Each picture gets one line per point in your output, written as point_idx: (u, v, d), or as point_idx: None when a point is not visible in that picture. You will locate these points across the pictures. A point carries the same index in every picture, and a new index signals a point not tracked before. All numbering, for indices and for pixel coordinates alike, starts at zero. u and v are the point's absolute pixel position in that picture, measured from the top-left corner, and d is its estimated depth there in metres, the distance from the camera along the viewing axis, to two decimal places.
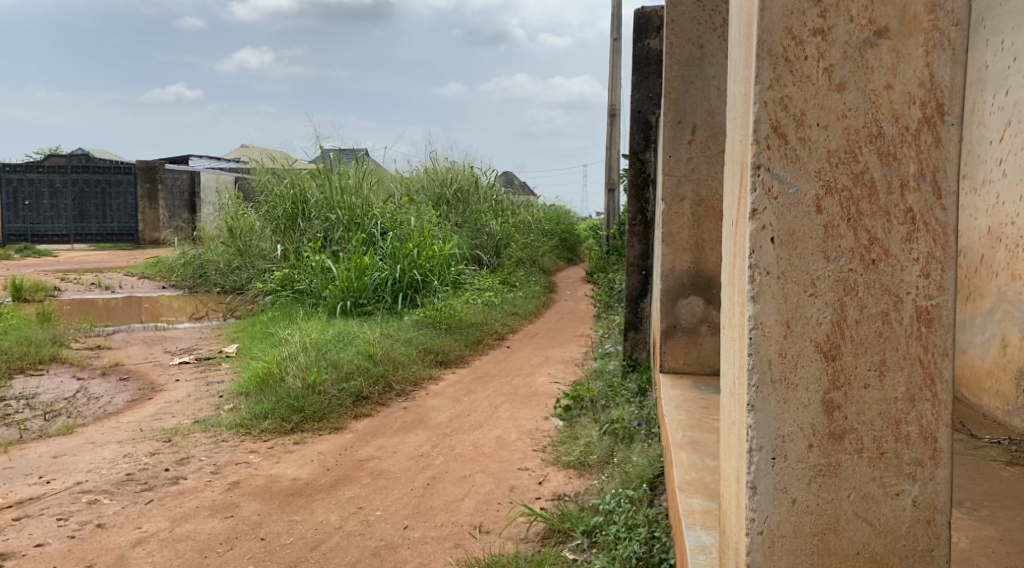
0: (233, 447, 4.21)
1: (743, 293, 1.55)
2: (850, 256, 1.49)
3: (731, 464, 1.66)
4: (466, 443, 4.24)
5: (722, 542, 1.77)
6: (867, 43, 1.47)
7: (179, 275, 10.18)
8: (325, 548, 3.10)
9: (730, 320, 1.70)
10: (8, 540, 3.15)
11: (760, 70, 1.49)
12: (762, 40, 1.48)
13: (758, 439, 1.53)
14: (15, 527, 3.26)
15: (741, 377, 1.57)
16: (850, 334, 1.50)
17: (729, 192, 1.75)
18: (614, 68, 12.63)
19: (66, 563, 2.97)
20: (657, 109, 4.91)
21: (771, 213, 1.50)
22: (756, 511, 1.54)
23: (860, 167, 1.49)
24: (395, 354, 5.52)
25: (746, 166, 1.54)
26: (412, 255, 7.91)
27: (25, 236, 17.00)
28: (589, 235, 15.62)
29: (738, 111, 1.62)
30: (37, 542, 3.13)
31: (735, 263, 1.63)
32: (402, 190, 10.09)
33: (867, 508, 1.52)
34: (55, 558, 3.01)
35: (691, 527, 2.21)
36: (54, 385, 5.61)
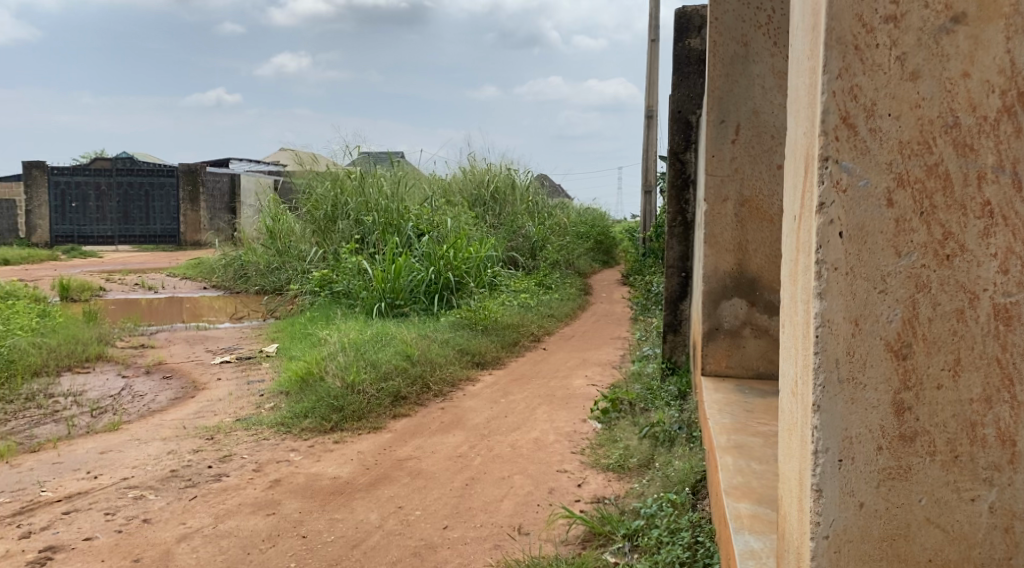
0: (274, 445, 4.24)
1: (809, 291, 1.53)
2: (923, 252, 1.45)
3: (793, 464, 1.64)
4: (503, 444, 4.24)
5: (781, 543, 1.75)
6: (943, 30, 1.44)
7: (221, 275, 10.39)
8: (366, 546, 3.11)
9: (792, 317, 1.67)
10: (57, 533, 3.21)
11: (829, 59, 1.46)
12: (830, 29, 1.46)
13: (824, 440, 1.50)
14: (64, 521, 3.32)
15: (806, 376, 1.54)
16: (923, 331, 1.46)
17: (791, 186, 1.72)
18: (652, 69, 12.56)
19: (113, 557, 3.01)
20: (697, 110, 4.88)
21: (839, 207, 1.47)
22: (822, 515, 1.51)
23: (933, 159, 1.45)
24: (433, 355, 5.53)
25: (813, 158, 1.52)
26: (447, 257, 7.93)
27: (72, 238, 17.39)
28: (625, 237, 15.54)
29: (804, 103, 1.60)
30: (86, 536, 3.18)
31: (799, 259, 1.61)
32: (439, 191, 10.16)
33: (940, 514, 1.48)
34: (103, 552, 3.05)
35: (739, 532, 2.17)
36: (100, 382, 5.72)
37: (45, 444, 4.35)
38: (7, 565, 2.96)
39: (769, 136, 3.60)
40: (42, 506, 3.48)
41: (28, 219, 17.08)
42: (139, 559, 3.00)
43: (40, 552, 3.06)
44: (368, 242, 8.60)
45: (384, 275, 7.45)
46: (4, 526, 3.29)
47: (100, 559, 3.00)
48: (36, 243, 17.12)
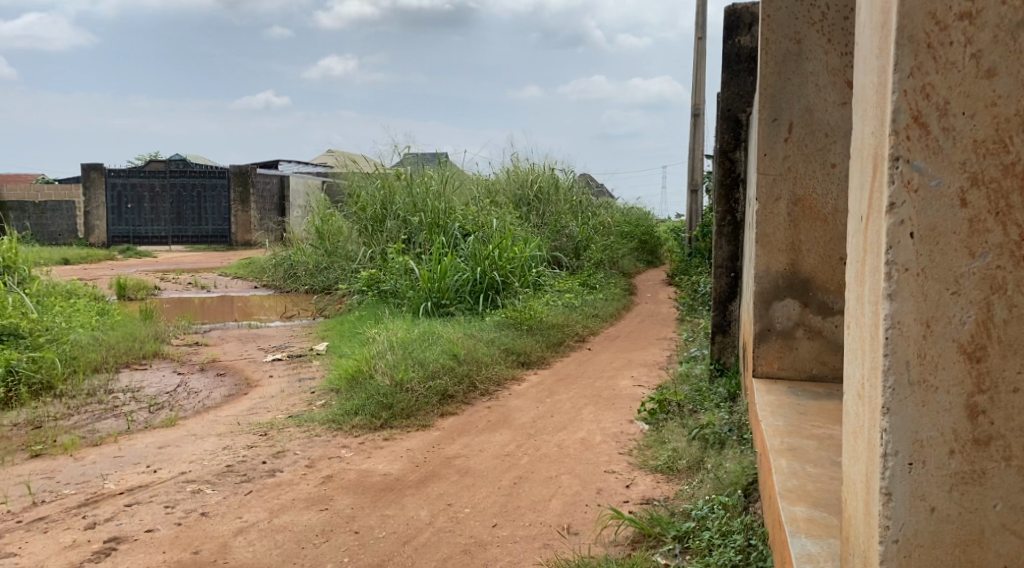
0: (326, 442, 4.30)
1: (878, 292, 1.51)
2: (998, 253, 1.42)
3: (859, 467, 1.62)
4: (551, 444, 4.24)
5: (846, 547, 1.73)
6: (1020, 26, 1.40)
7: (272, 275, 10.59)
8: (417, 543, 3.13)
9: (860, 319, 1.65)
10: (120, 524, 3.30)
11: (900, 58, 1.44)
12: (902, 27, 1.43)
13: (894, 443, 1.47)
14: (127, 513, 3.41)
15: (874, 378, 1.52)
16: (999, 334, 1.42)
17: (859, 186, 1.70)
18: (698, 67, 12.44)
19: (174, 549, 3.09)
20: (747, 107, 4.82)
21: (911, 207, 1.45)
22: (891, 518, 1.48)
23: (1010, 158, 1.41)
24: (479, 354, 5.56)
25: (883, 158, 1.49)
26: (492, 257, 7.95)
27: (128, 238, 17.77)
28: (670, 237, 15.42)
29: (873, 102, 1.58)
30: (147, 528, 3.26)
31: (867, 259, 1.59)
32: (483, 191, 10.20)
33: (1016, 520, 1.45)
34: (164, 543, 3.13)
35: (795, 535, 2.14)
36: (157, 379, 5.86)
37: (106, 438, 4.47)
38: (75, 554, 3.05)
39: (823, 134, 3.54)
40: (105, 498, 3.58)
41: (87, 219, 17.54)
42: (198, 551, 3.07)
43: (105, 542, 3.14)
44: (414, 242, 8.67)
45: (430, 275, 7.50)
46: (69, 516, 3.39)
47: (162, 551, 3.07)
48: (94, 242, 17.57)
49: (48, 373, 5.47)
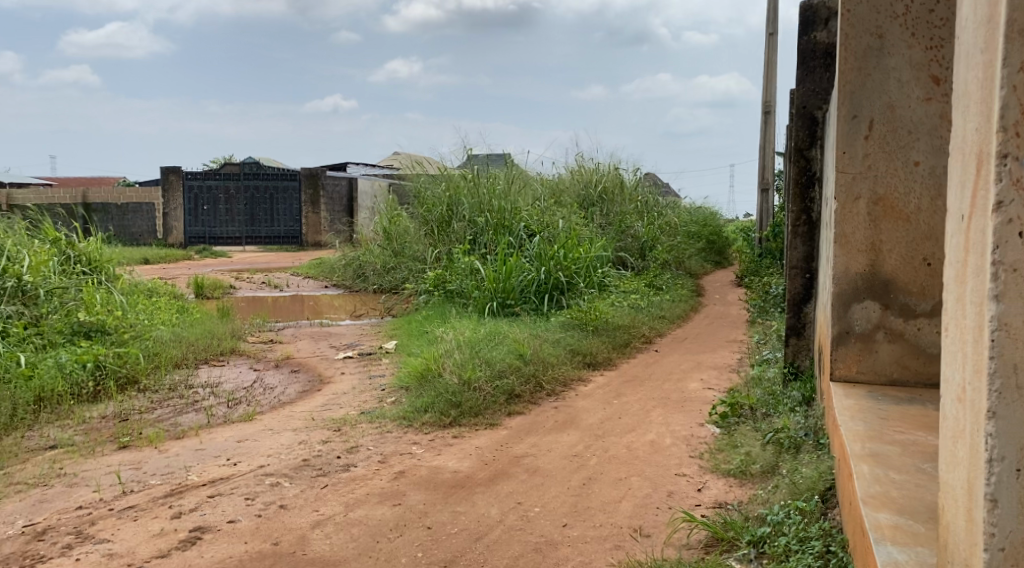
0: (397, 438, 4.36)
1: (983, 292, 1.47)
2: None
3: (959, 473, 1.58)
4: (620, 445, 4.21)
5: (943, 555, 1.68)
6: None
7: (341, 275, 10.82)
8: (489, 540, 3.16)
9: (959, 321, 1.60)
10: (204, 515, 3.40)
11: (1009, 52, 1.40)
12: (1012, 20, 1.39)
13: (1000, 448, 1.43)
14: (210, 504, 3.51)
15: (978, 381, 1.48)
16: None
17: (957, 184, 1.66)
18: (769, 64, 12.21)
19: (255, 540, 3.17)
20: (823, 105, 4.72)
21: (1020, 205, 1.41)
22: (997, 526, 1.44)
23: None
24: (546, 355, 5.57)
25: (989, 155, 1.46)
26: (558, 257, 7.95)
27: (204, 238, 18.22)
28: (738, 237, 15.16)
29: (975, 99, 1.54)
30: (229, 519, 3.36)
31: (969, 260, 1.54)
32: (548, 192, 10.20)
33: None
34: (245, 534, 3.22)
35: (881, 542, 2.10)
36: (234, 375, 6.03)
37: (188, 431, 4.62)
38: (162, 542, 3.17)
39: (906, 131, 3.45)
40: (189, 489, 3.70)
41: (166, 220, 18.08)
42: (278, 543, 3.14)
43: (190, 531, 3.25)
44: (480, 242, 8.73)
45: (496, 275, 7.53)
46: (157, 505, 3.52)
47: (243, 541, 3.16)
48: (172, 243, 18.06)
49: (133, 368, 5.67)
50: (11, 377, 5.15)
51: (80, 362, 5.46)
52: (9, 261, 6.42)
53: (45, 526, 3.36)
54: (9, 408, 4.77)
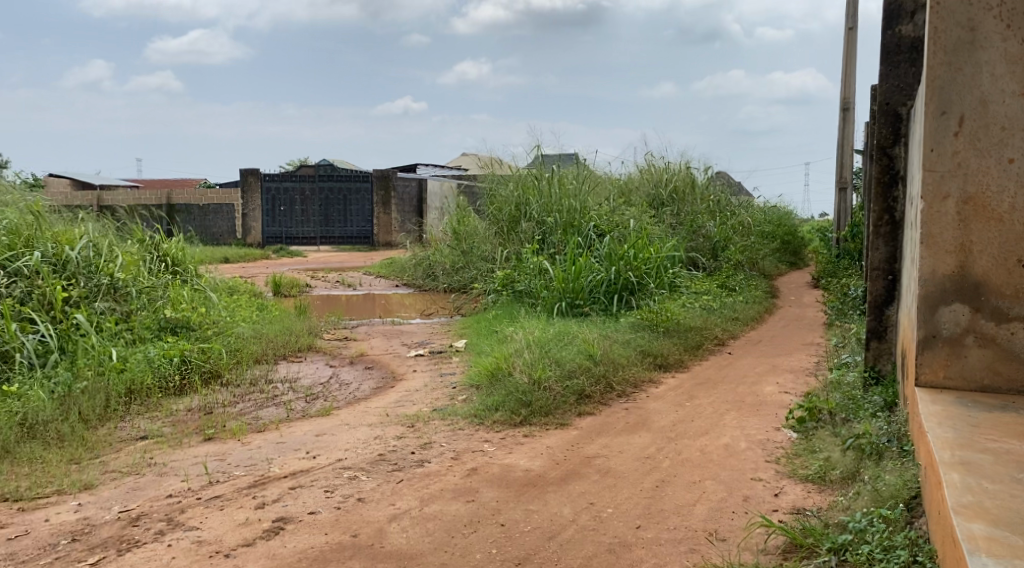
0: (469, 435, 4.40)
1: None
2: None
3: None
4: (693, 448, 4.16)
5: None
6: None
7: (412, 274, 11.01)
8: (562, 539, 3.16)
9: None
10: (286, 506, 3.49)
11: None
12: None
13: None
14: (292, 495, 3.60)
15: None
16: None
17: None
18: (848, 60, 11.89)
19: (334, 531, 3.24)
20: (908, 101, 4.57)
21: None
22: None
23: None
24: (616, 355, 5.53)
25: None
26: (628, 257, 7.89)
27: (281, 238, 18.68)
28: (815, 238, 14.81)
29: None
30: (310, 510, 3.44)
31: None
32: (618, 191, 10.15)
33: None
34: (325, 526, 3.29)
35: (975, 554, 2.04)
36: (311, 371, 6.18)
37: (268, 425, 4.74)
38: (247, 532, 3.26)
39: (999, 127, 3.33)
40: (271, 480, 3.80)
41: (244, 221, 18.55)
42: (356, 535, 3.21)
43: (274, 522, 3.34)
44: (549, 242, 8.73)
45: (565, 275, 7.51)
46: (241, 495, 3.62)
47: (324, 532, 3.23)
48: (251, 243, 18.46)
49: (216, 362, 5.85)
50: (103, 369, 5.29)
51: (168, 357, 5.64)
52: (103, 256, 6.61)
53: (139, 512, 3.50)
54: (103, 399, 4.96)
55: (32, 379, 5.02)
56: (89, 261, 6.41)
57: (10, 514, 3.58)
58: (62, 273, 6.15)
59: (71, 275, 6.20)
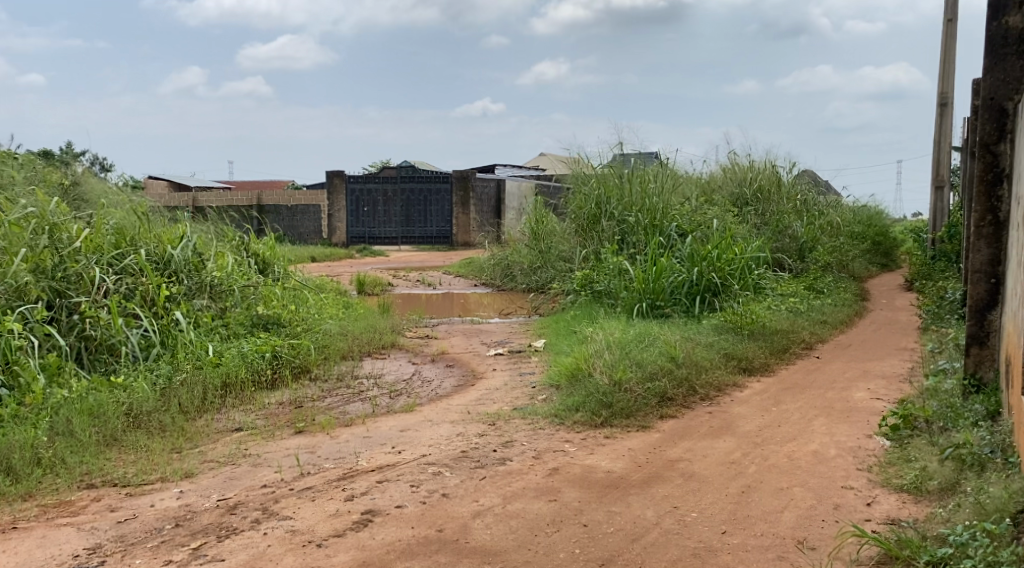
0: (550, 435, 4.39)
1: None
2: None
3: None
4: (780, 454, 4.06)
5: None
6: None
7: (491, 274, 11.09)
8: (645, 541, 3.14)
9: None
10: (374, 499, 3.56)
11: None
12: None
13: None
14: (379, 488, 3.67)
15: None
16: None
17: None
18: (946, 53, 11.42)
19: (421, 525, 3.29)
20: (1014, 95, 4.38)
21: None
22: None
23: None
24: (699, 357, 5.45)
25: None
26: (711, 257, 7.74)
27: (364, 238, 19.00)
28: (908, 238, 14.27)
29: None
30: (397, 504, 3.50)
31: None
32: (700, 190, 9.97)
33: None
34: (412, 519, 3.35)
35: None
36: (394, 367, 6.29)
37: (355, 419, 4.84)
38: (337, 523, 3.34)
39: None
40: (359, 473, 3.88)
41: (329, 221, 18.99)
42: (442, 530, 3.25)
43: (362, 514, 3.41)
44: (629, 241, 8.66)
45: (646, 276, 7.43)
46: (331, 487, 3.71)
47: (410, 526, 3.29)
48: (336, 242, 18.85)
49: (305, 358, 6.02)
50: (201, 363, 5.49)
51: (260, 352, 5.81)
52: (202, 255, 6.86)
53: (236, 501, 3.62)
54: (200, 391, 5.16)
55: (136, 371, 5.25)
56: (189, 260, 6.66)
57: (119, 499, 3.75)
58: (165, 270, 6.40)
59: (173, 272, 6.44)
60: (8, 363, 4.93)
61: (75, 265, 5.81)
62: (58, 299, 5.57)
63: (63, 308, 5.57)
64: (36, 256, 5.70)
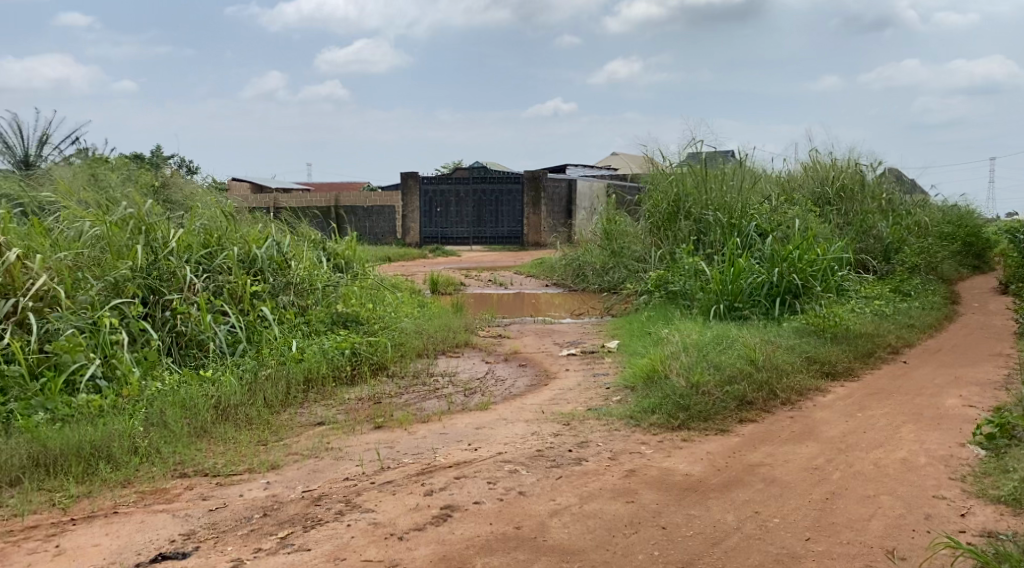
0: (626, 437, 4.35)
1: None
2: None
3: None
4: (866, 461, 3.94)
5: None
6: None
7: (562, 275, 11.06)
8: (726, 546, 3.09)
9: None
10: (452, 494, 3.59)
11: None
12: None
13: None
14: (457, 484, 3.70)
15: None
16: None
17: None
18: None
19: (499, 522, 3.31)
20: None
21: None
22: None
23: None
24: (779, 360, 5.32)
25: None
26: (792, 258, 7.54)
27: (437, 239, 19.19)
28: (1000, 239, 13.66)
29: None
30: (475, 500, 3.52)
31: None
32: (779, 188, 9.74)
33: None
34: (490, 516, 3.36)
35: None
36: (469, 366, 6.33)
37: (432, 416, 4.89)
38: (417, 517, 3.38)
39: None
40: (437, 469, 3.91)
41: (403, 222, 19.26)
42: (520, 528, 3.25)
43: (441, 509, 3.44)
44: (706, 241, 8.53)
45: (723, 277, 7.29)
46: (411, 482, 3.76)
47: (489, 523, 3.30)
48: (410, 242, 19.11)
49: (382, 355, 6.12)
50: (285, 359, 5.63)
51: (340, 348, 5.93)
52: (285, 253, 7.03)
53: (320, 493, 3.70)
54: (284, 386, 5.29)
55: (224, 366, 5.41)
56: (273, 258, 6.85)
57: (210, 488, 3.87)
58: (251, 269, 6.60)
59: (259, 271, 6.65)
60: (106, 357, 5.11)
61: (168, 263, 5.99)
62: (152, 296, 5.75)
63: (157, 305, 5.76)
64: (132, 254, 5.91)
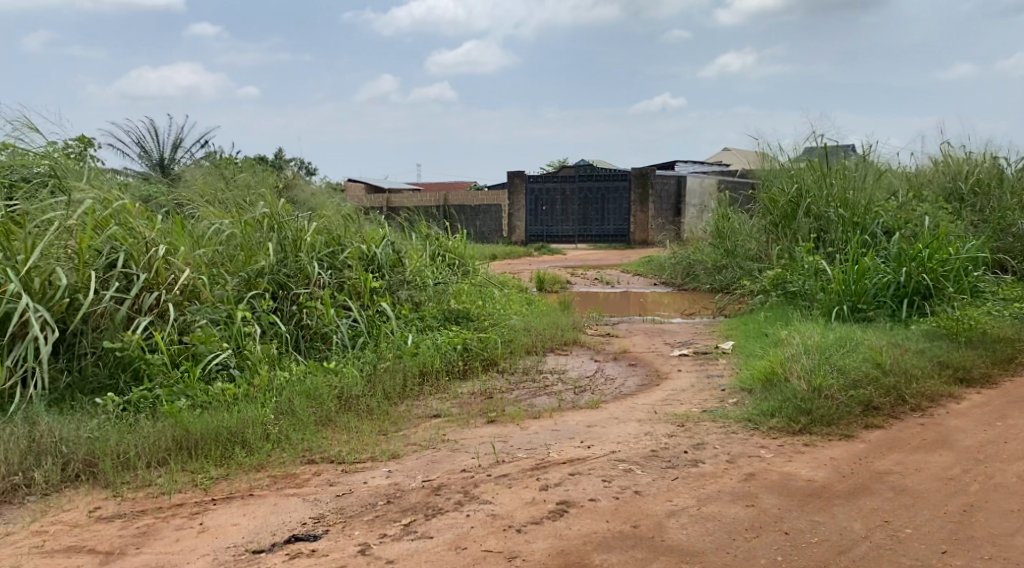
0: (744, 440, 4.24)
1: None
2: None
3: None
4: (1007, 473, 3.70)
5: None
6: None
7: (671, 274, 10.88)
8: (855, 555, 2.97)
9: None
10: (568, 490, 3.58)
11: None
12: None
13: None
14: (572, 480, 3.69)
15: None
16: None
17: None
18: None
19: (616, 520, 3.28)
20: None
21: None
22: None
23: None
24: (908, 365, 5.06)
25: None
26: (922, 257, 7.12)
27: (542, 238, 19.27)
28: None
29: None
30: (591, 497, 3.50)
31: None
32: (906, 184, 9.25)
33: None
34: (607, 513, 3.34)
35: None
36: (579, 364, 6.31)
37: (543, 412, 4.90)
38: (533, 511, 3.39)
39: None
40: (552, 464, 3.91)
41: (510, 220, 19.39)
42: (637, 527, 3.22)
43: (557, 504, 3.44)
44: (828, 240, 8.22)
45: (846, 277, 7.01)
46: (526, 476, 3.77)
47: (605, 520, 3.28)
48: (516, 241, 19.27)
49: (492, 351, 6.18)
50: (401, 352, 5.77)
51: (452, 344, 6.03)
52: (401, 252, 7.21)
53: (439, 483, 3.76)
54: (402, 379, 5.43)
55: (345, 358, 5.60)
56: (391, 258, 7.05)
57: (336, 474, 4.00)
58: (371, 267, 6.81)
59: (378, 269, 6.85)
60: (238, 347, 5.37)
61: (296, 260, 6.26)
62: (281, 291, 6.02)
63: (285, 299, 6.01)
64: (263, 251, 6.19)
